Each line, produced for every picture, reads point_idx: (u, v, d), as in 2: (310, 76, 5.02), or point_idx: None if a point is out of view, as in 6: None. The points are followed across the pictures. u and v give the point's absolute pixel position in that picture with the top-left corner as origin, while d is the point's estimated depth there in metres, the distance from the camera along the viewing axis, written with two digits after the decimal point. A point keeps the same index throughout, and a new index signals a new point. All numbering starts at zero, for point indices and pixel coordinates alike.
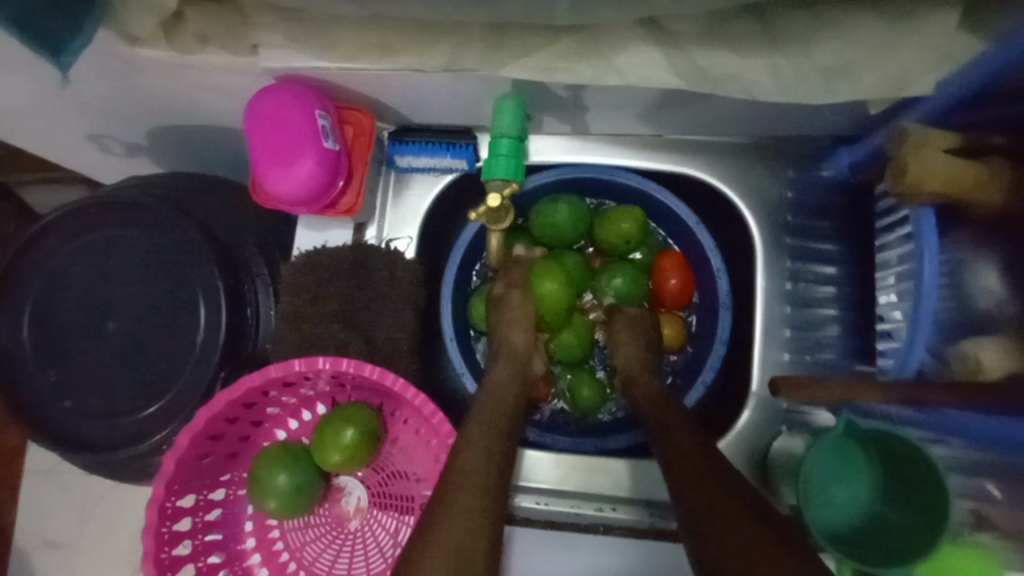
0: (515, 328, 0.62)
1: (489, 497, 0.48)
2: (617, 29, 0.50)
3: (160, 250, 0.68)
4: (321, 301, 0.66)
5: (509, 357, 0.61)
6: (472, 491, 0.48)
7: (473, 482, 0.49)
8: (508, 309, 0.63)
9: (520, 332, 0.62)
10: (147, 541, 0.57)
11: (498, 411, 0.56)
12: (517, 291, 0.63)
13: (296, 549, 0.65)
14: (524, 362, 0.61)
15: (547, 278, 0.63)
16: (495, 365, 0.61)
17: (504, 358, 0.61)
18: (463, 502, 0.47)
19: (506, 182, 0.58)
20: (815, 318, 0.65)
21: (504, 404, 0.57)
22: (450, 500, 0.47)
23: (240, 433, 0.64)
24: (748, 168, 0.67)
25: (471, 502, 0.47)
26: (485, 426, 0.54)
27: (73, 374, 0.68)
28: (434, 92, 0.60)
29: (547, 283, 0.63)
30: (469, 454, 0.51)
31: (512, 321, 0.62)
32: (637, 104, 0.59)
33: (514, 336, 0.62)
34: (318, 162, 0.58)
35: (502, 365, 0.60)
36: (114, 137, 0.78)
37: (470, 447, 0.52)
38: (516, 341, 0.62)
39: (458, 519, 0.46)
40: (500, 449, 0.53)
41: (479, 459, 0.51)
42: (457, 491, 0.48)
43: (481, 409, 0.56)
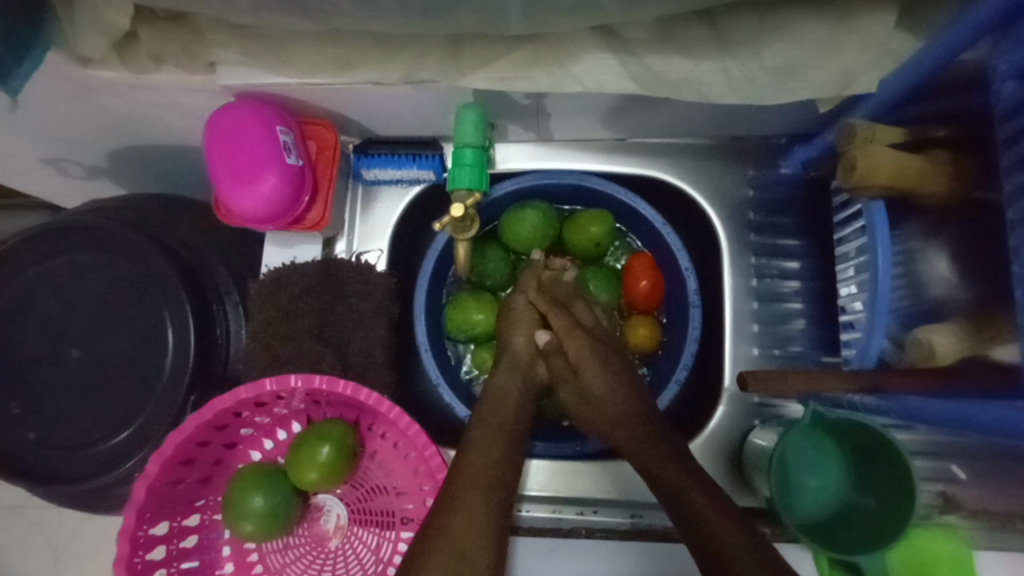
0: (521, 330, 0.63)
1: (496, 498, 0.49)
2: (573, 37, 0.51)
3: (124, 273, 0.67)
4: (292, 318, 0.65)
5: (513, 363, 0.61)
6: (478, 491, 0.48)
7: (480, 482, 0.49)
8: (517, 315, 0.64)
9: (524, 336, 0.63)
10: (119, 573, 0.56)
11: (505, 415, 0.56)
12: (522, 296, 0.65)
13: (276, 572, 0.64)
14: (526, 368, 0.61)
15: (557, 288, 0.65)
16: (499, 370, 0.61)
17: (508, 363, 0.61)
18: (469, 501, 0.47)
19: (470, 191, 0.59)
20: (782, 312, 0.67)
21: (509, 408, 0.57)
22: (456, 501, 0.47)
23: (214, 457, 0.63)
24: (711, 169, 0.69)
25: (477, 503, 0.47)
26: (490, 428, 0.54)
27: (36, 405, 0.66)
28: (397, 104, 0.60)
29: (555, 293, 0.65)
30: (474, 456, 0.51)
31: (520, 324, 0.63)
32: (598, 109, 0.60)
33: (519, 340, 0.63)
34: (281, 178, 0.57)
35: (507, 369, 0.61)
36: (72, 160, 0.76)
37: (474, 450, 0.52)
38: (520, 345, 0.62)
39: (465, 518, 0.46)
40: (506, 450, 0.53)
41: (486, 461, 0.51)
42: (463, 492, 0.48)
43: (486, 413, 0.56)
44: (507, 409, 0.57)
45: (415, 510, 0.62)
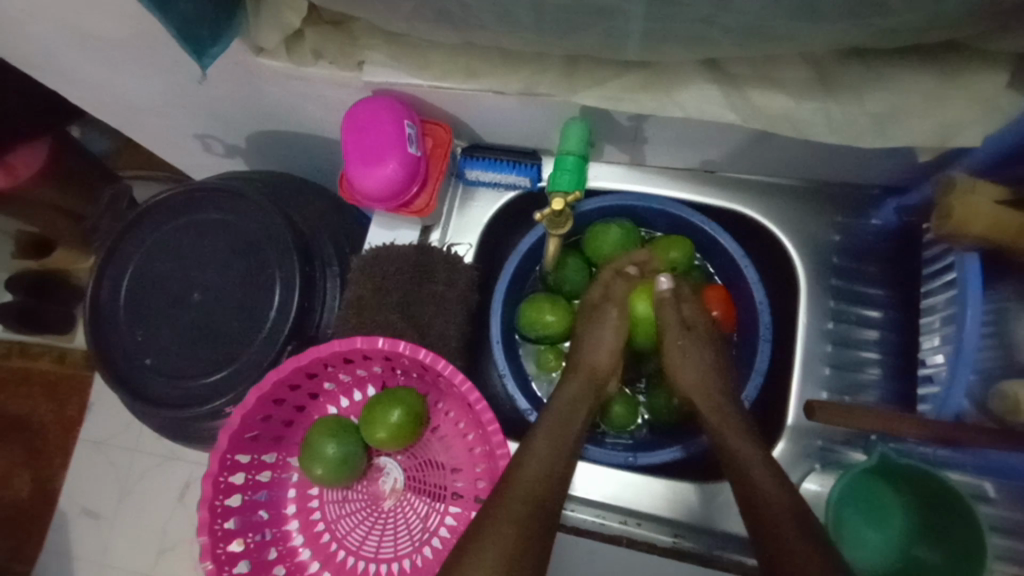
0: (604, 345, 0.67)
1: (543, 506, 0.52)
2: (681, 68, 0.56)
3: (250, 235, 0.77)
4: (385, 291, 0.72)
5: (585, 372, 0.66)
6: (529, 504, 0.52)
7: (529, 494, 0.53)
8: (601, 323, 0.68)
9: (605, 351, 0.67)
10: (205, 488, 0.62)
11: (568, 427, 0.60)
12: (614, 306, 0.69)
13: (332, 522, 0.68)
14: (597, 383, 0.66)
15: (642, 300, 0.70)
16: (570, 375, 0.66)
17: (581, 373, 0.66)
18: (518, 510, 0.52)
19: (566, 194, 0.62)
20: (856, 359, 0.65)
21: (570, 420, 0.61)
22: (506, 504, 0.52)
23: (298, 403, 0.69)
24: (799, 209, 0.69)
25: (523, 508, 0.52)
26: (550, 441, 0.58)
27: (154, 336, 0.76)
28: (509, 114, 0.67)
29: (642, 307, 0.70)
30: (529, 466, 0.55)
31: (604, 335, 0.68)
32: (694, 139, 0.64)
33: (600, 351, 0.67)
34: (401, 165, 0.65)
35: (576, 380, 0.65)
36: (217, 138, 0.89)
37: (532, 458, 0.56)
38: (600, 359, 0.67)
39: (511, 526, 0.50)
40: (560, 464, 0.56)
41: (536, 472, 0.55)
42: (511, 501, 0.52)
43: (548, 421, 0.60)
44: (572, 417, 0.61)
45: (468, 487, 0.65)
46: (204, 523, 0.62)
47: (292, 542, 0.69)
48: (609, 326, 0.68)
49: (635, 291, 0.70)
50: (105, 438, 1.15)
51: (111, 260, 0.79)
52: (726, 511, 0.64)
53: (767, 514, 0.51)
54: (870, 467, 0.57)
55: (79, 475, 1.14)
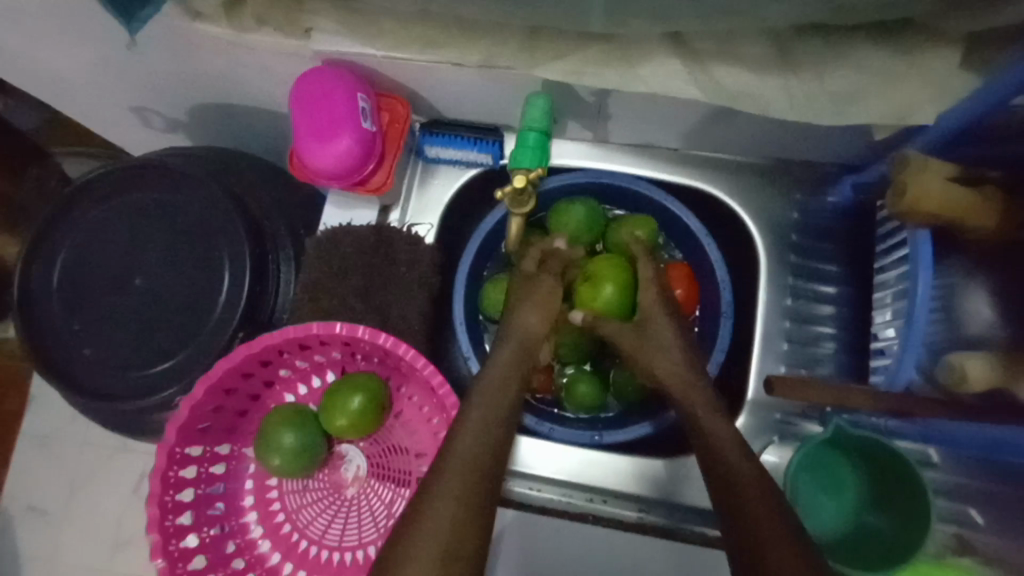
0: (535, 314, 0.62)
1: (481, 482, 0.50)
2: (644, 42, 0.54)
3: (195, 216, 0.72)
4: (342, 274, 0.69)
5: (518, 338, 0.60)
6: (466, 482, 0.50)
7: (463, 473, 0.50)
8: (531, 294, 0.63)
9: (537, 317, 0.62)
10: (153, 483, 0.59)
11: (502, 395, 0.56)
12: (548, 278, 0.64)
13: (293, 512, 0.67)
14: (531, 348, 0.61)
15: (609, 284, 0.64)
16: (501, 344, 0.60)
17: (513, 341, 0.60)
18: (455, 488, 0.49)
19: (528, 172, 0.60)
20: (812, 334, 0.67)
21: (501, 389, 0.56)
22: (440, 489, 0.49)
23: (252, 392, 0.66)
24: (759, 187, 0.70)
25: (458, 490, 0.49)
26: (485, 415, 0.54)
27: (92, 325, 0.71)
28: (469, 87, 0.64)
29: (609, 287, 0.64)
30: (462, 443, 0.52)
31: (534, 303, 0.62)
32: (658, 115, 0.63)
33: (532, 319, 0.61)
34: (355, 140, 0.61)
35: (508, 347, 0.60)
36: (155, 111, 0.83)
37: (465, 433, 0.53)
38: (533, 325, 0.61)
39: (447, 510, 0.48)
40: (496, 438, 0.53)
41: (471, 450, 0.51)
42: (447, 481, 0.49)
43: (479, 393, 0.56)
44: (505, 387, 0.57)
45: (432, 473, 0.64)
46: (153, 520, 0.59)
47: (252, 534, 0.66)
48: (541, 294, 0.63)
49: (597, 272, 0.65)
50: (47, 433, 1.08)
51: (40, 244, 0.73)
52: (688, 484, 0.66)
53: (737, 492, 0.49)
54: (828, 439, 0.59)
55: (20, 472, 1.07)
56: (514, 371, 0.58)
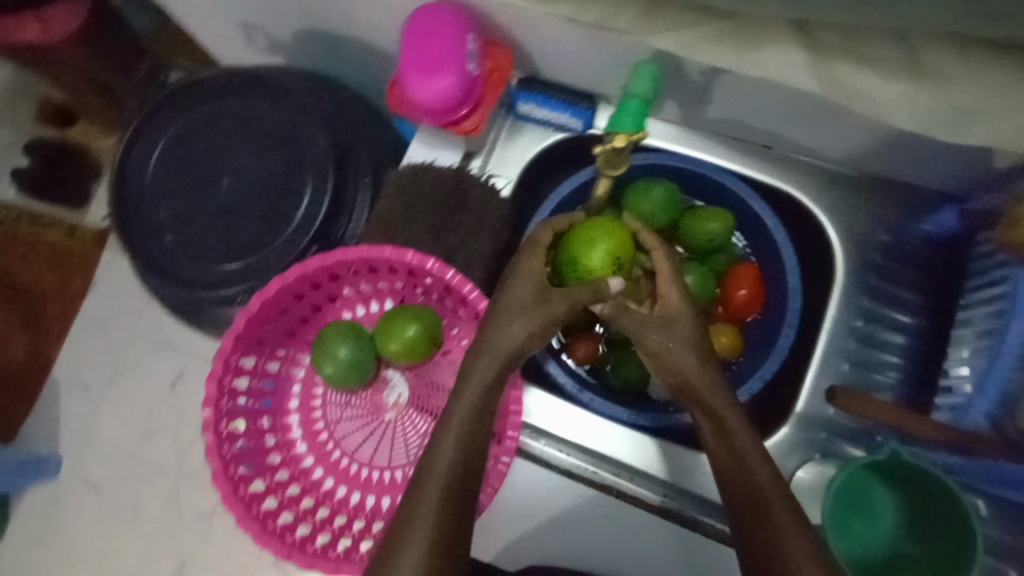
0: (509, 324, 0.55)
1: (459, 506, 0.51)
2: (769, 25, 0.52)
3: (289, 133, 0.75)
4: (417, 210, 0.71)
5: (497, 353, 0.55)
6: (439, 511, 0.50)
7: (438, 504, 0.50)
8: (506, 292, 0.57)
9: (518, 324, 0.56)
10: (216, 364, 0.62)
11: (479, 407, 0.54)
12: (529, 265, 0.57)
13: (332, 423, 0.70)
14: (508, 358, 0.55)
15: (601, 251, 0.57)
16: (476, 354, 0.56)
17: (485, 351, 0.56)
18: (428, 519, 0.50)
19: (629, 134, 0.58)
20: (876, 361, 0.65)
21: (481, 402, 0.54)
22: (413, 521, 0.50)
23: (317, 302, 0.69)
24: (851, 201, 0.67)
25: (433, 519, 0.50)
26: (459, 434, 0.53)
27: (177, 215, 0.75)
28: (576, 47, 0.64)
29: (598, 253, 0.58)
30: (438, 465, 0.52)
31: (514, 312, 0.56)
32: (763, 107, 0.61)
33: (512, 325, 0.55)
34: (457, 82, 0.62)
35: (482, 359, 0.55)
36: (263, 28, 0.85)
37: (438, 461, 0.52)
38: (513, 333, 0.55)
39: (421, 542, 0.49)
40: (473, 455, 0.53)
41: (444, 478, 0.52)
42: (418, 513, 0.50)
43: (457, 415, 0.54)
44: (482, 400, 0.55)
45: None
46: (211, 398, 0.62)
47: (291, 434, 0.70)
48: (519, 294, 0.56)
49: (583, 235, 0.58)
50: (104, 317, 1.17)
51: (141, 132, 0.77)
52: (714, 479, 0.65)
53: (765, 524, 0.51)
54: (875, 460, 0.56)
55: (75, 348, 1.16)
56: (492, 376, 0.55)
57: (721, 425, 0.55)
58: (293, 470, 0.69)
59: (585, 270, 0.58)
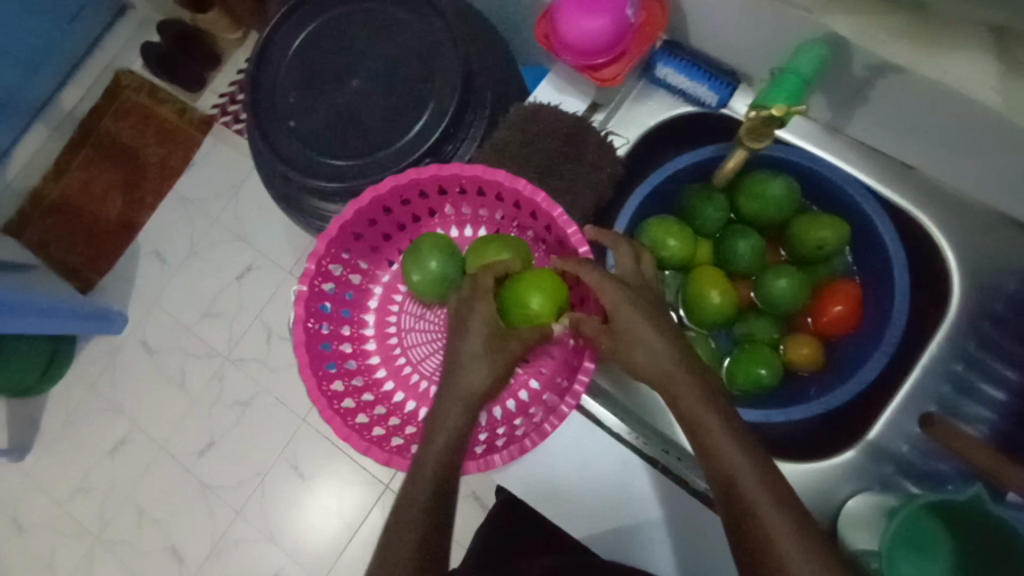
0: (473, 337, 0.57)
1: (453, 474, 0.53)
2: (960, 27, 0.48)
3: (424, 48, 0.77)
4: (530, 148, 0.71)
5: (467, 361, 0.56)
6: (438, 476, 0.53)
7: (437, 474, 0.53)
8: (470, 318, 0.58)
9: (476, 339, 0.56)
10: (321, 243, 0.65)
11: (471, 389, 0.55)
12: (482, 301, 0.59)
13: (404, 331, 0.74)
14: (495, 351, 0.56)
15: (535, 294, 0.58)
16: (455, 367, 0.56)
17: (460, 367, 0.56)
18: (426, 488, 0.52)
19: (788, 107, 0.57)
20: (965, 411, 0.61)
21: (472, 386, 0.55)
22: (414, 481, 0.53)
23: (418, 213, 0.72)
24: (988, 243, 0.62)
25: (431, 486, 0.52)
26: (458, 415, 0.55)
27: (301, 104, 0.78)
28: (737, 17, 0.61)
29: (535, 297, 0.58)
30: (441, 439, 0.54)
31: (473, 331, 0.57)
32: (920, 119, 0.58)
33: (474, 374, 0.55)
34: (610, 24, 0.61)
35: (466, 373, 0.55)
36: None
37: (440, 433, 0.54)
38: (472, 347, 0.56)
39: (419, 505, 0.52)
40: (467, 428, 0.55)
41: (444, 449, 0.54)
42: (419, 477, 0.53)
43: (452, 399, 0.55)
44: (471, 386, 0.55)
45: None
46: (309, 273, 0.65)
47: (365, 331, 0.73)
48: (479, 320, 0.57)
49: (521, 282, 0.59)
50: (193, 198, 1.28)
51: (286, 19, 0.80)
52: None
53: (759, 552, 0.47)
54: (952, 502, 0.52)
55: (165, 220, 1.29)
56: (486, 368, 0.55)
57: (701, 437, 0.51)
58: (360, 364, 0.71)
59: (529, 314, 0.58)
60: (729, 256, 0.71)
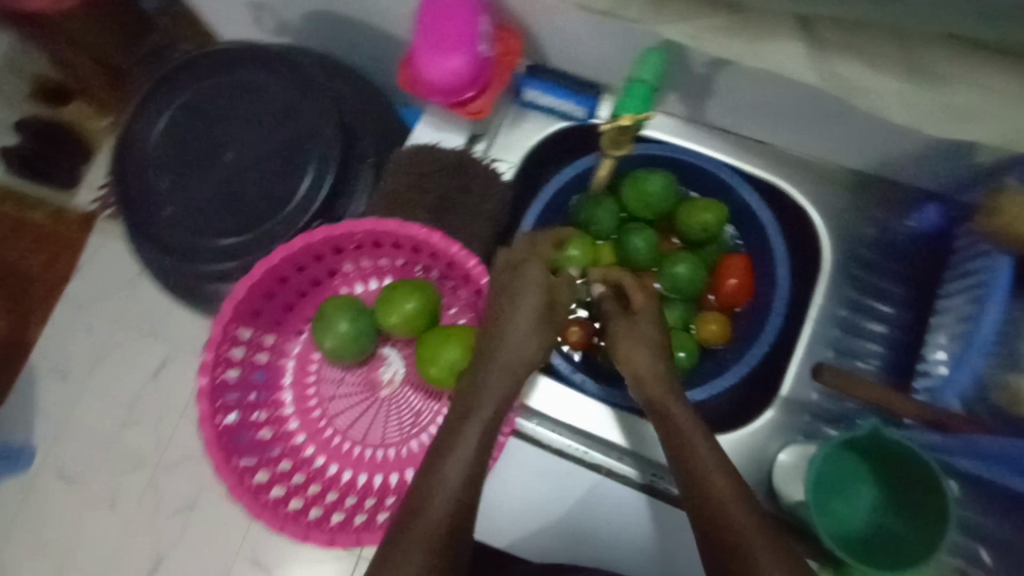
0: (523, 322, 0.58)
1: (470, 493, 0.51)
2: (770, 18, 0.54)
3: (293, 110, 0.76)
4: (420, 190, 0.72)
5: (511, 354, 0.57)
6: (457, 496, 0.50)
7: (457, 495, 0.50)
8: (514, 314, 0.58)
9: (522, 328, 0.58)
10: (214, 331, 0.63)
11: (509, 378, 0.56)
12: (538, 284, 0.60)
13: (326, 399, 0.70)
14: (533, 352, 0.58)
15: (451, 346, 0.61)
16: (489, 365, 0.57)
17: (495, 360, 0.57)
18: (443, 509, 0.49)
19: (635, 116, 0.61)
20: (859, 349, 0.67)
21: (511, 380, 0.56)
22: (423, 506, 0.50)
23: (316, 277, 0.71)
24: (841, 198, 0.70)
25: (444, 514, 0.49)
26: (482, 428, 0.54)
27: (178, 188, 0.75)
28: (585, 36, 0.65)
29: (450, 350, 0.61)
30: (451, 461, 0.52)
31: (525, 312, 0.58)
32: (762, 99, 0.64)
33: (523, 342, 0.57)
34: (468, 61, 0.63)
35: (502, 355, 0.57)
36: (272, 8, 0.86)
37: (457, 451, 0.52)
38: (515, 338, 0.57)
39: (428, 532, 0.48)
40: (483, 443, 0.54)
41: (458, 471, 0.51)
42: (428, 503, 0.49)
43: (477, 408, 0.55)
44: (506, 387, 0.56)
45: None
46: (206, 366, 0.63)
47: (283, 410, 0.70)
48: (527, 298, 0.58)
49: (440, 338, 0.62)
50: (86, 301, 1.19)
51: (145, 104, 0.77)
52: None
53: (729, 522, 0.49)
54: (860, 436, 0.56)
55: (58, 333, 1.18)
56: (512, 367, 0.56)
57: (671, 428, 0.56)
58: (284, 446, 0.69)
59: (447, 369, 0.61)
60: (628, 252, 0.73)
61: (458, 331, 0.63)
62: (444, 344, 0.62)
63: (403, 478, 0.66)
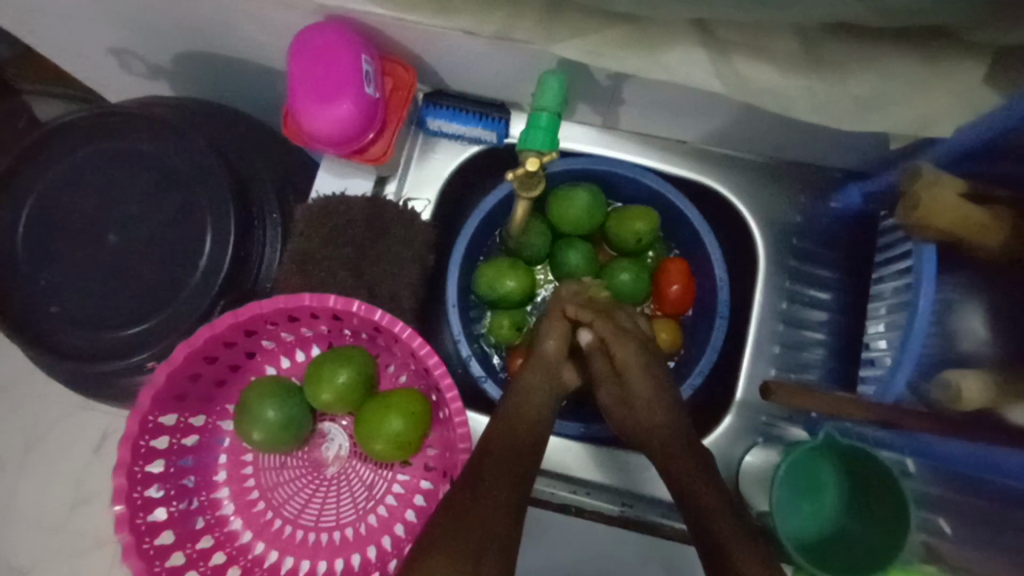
0: (549, 333, 0.63)
1: (485, 529, 0.50)
2: (667, 26, 0.49)
3: (175, 175, 0.68)
4: (333, 246, 0.66)
5: (541, 364, 0.62)
6: (469, 533, 0.49)
7: (467, 527, 0.49)
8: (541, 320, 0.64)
9: (554, 340, 0.63)
10: (123, 451, 0.58)
11: (526, 413, 0.59)
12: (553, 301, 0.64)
13: (267, 489, 0.67)
14: (553, 372, 0.62)
15: (396, 415, 0.58)
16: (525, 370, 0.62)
17: (536, 364, 0.62)
18: (459, 540, 0.48)
19: (540, 154, 0.56)
20: (803, 340, 0.67)
21: (528, 407, 0.59)
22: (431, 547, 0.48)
23: (232, 362, 0.66)
24: (768, 191, 0.69)
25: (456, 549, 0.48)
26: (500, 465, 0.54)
27: (59, 279, 0.67)
28: (480, 59, 0.60)
29: (394, 420, 0.58)
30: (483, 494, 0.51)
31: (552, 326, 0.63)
32: (675, 103, 0.60)
33: (549, 343, 0.63)
34: (357, 107, 0.57)
35: (533, 372, 0.61)
36: (136, 54, 0.76)
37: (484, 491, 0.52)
38: (550, 348, 0.63)
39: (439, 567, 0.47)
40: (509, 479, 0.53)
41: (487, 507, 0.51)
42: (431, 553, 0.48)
43: (501, 435, 0.56)
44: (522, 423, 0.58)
45: (436, 456, 0.65)
46: (121, 491, 0.58)
47: (222, 511, 0.66)
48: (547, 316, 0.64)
49: (381, 406, 0.58)
50: None
51: (3, 189, 0.68)
52: (658, 480, 0.68)
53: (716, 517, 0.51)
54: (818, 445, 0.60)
55: None
56: (540, 390, 0.61)
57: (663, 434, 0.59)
58: (231, 550, 0.65)
59: (395, 440, 0.58)
60: (565, 273, 0.70)
61: (400, 396, 0.59)
62: (386, 414, 0.58)
63: (365, 557, 0.65)
